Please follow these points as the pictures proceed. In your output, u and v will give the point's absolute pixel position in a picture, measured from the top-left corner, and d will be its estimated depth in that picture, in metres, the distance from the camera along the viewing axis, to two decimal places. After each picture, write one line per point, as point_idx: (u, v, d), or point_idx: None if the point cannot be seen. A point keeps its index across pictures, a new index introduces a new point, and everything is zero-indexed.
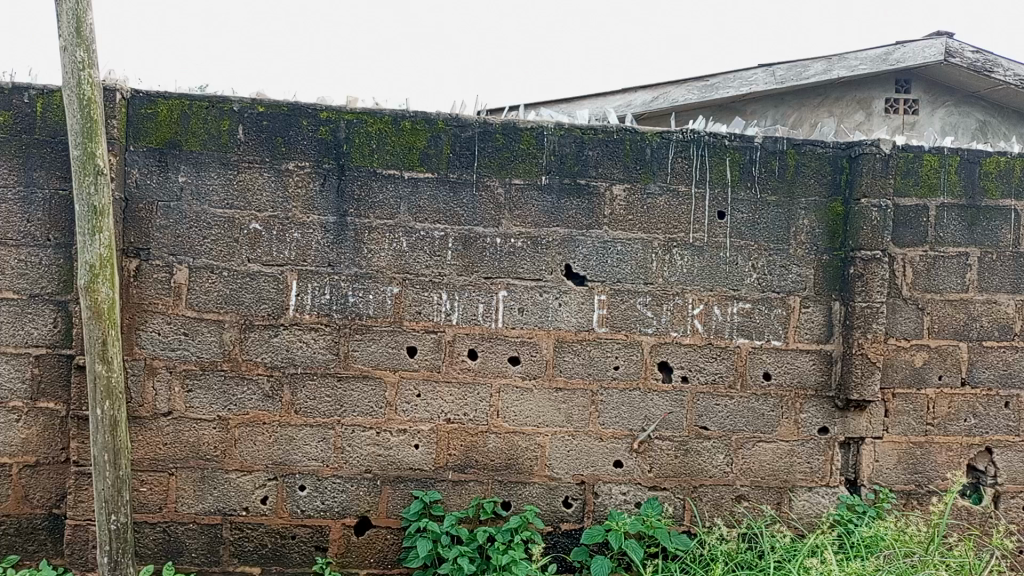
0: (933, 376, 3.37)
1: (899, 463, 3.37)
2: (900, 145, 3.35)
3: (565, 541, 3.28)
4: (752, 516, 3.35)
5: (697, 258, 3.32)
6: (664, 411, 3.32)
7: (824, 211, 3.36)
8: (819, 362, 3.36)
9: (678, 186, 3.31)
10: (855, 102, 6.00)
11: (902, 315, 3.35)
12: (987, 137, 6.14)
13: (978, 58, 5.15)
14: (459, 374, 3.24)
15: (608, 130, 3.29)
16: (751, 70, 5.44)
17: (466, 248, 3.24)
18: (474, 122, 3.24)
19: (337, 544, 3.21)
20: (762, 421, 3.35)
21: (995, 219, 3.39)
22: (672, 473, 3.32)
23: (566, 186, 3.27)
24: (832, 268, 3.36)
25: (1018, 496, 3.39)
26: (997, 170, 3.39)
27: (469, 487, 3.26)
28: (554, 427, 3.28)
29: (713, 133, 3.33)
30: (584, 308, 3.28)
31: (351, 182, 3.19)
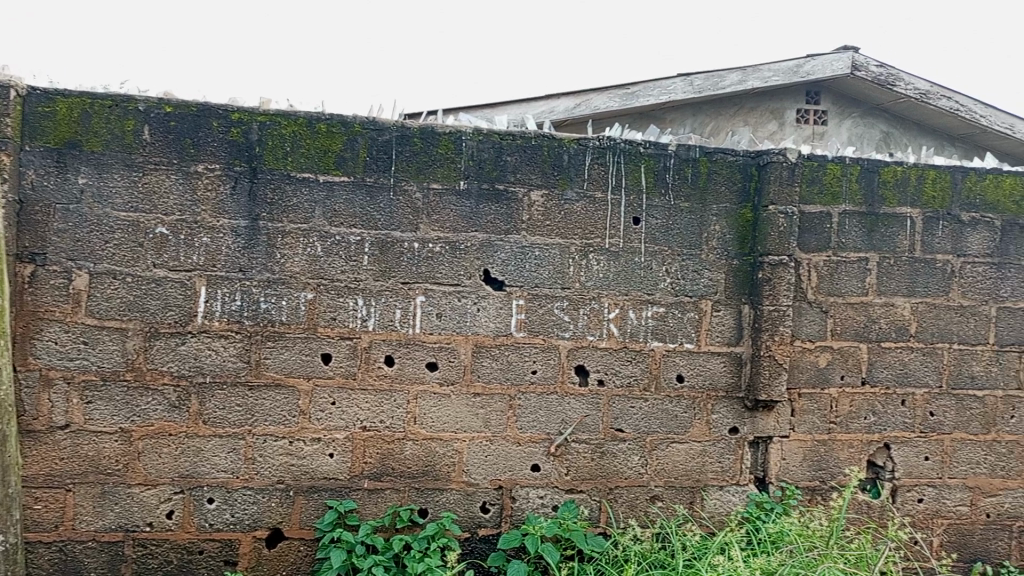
0: (836, 376, 3.51)
1: (805, 461, 3.50)
2: (805, 154, 3.48)
3: (483, 546, 3.29)
4: (665, 515, 3.42)
5: (612, 263, 3.37)
6: (581, 415, 3.36)
7: (734, 217, 3.47)
8: (729, 364, 3.46)
9: (594, 192, 3.35)
10: (768, 112, 6.25)
11: (807, 318, 3.48)
12: (891, 148, 6.44)
13: (881, 72, 5.38)
14: (375, 381, 3.20)
15: (526, 136, 3.30)
16: (670, 79, 5.59)
17: (382, 253, 3.20)
18: (391, 126, 3.22)
19: (248, 558, 3.13)
20: (675, 422, 3.42)
21: (893, 226, 3.55)
22: (588, 476, 3.37)
23: (484, 191, 3.27)
24: (742, 273, 3.47)
25: (913, 489, 3.56)
26: (895, 179, 3.55)
27: (385, 495, 3.22)
28: (472, 432, 3.28)
29: (628, 140, 3.39)
30: (502, 313, 3.29)
31: (263, 185, 3.11)
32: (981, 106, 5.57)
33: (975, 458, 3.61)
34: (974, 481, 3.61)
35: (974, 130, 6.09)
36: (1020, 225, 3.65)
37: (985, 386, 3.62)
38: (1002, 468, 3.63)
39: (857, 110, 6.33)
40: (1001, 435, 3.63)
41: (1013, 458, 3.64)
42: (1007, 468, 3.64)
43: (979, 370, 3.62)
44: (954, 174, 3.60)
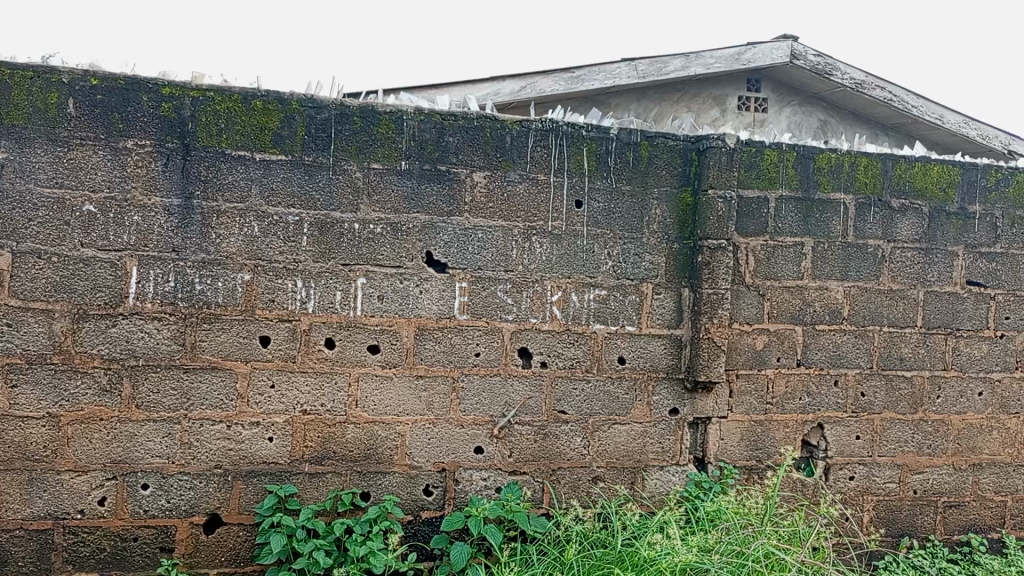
0: (772, 358, 3.59)
1: (742, 440, 3.58)
2: (743, 139, 3.53)
3: (426, 529, 3.28)
4: (607, 496, 3.46)
5: (555, 246, 3.38)
6: (523, 397, 3.37)
7: (674, 202, 3.50)
8: (670, 346, 3.51)
9: (537, 175, 3.35)
10: (711, 98, 6.36)
11: (745, 301, 3.55)
12: (827, 136, 6.60)
13: (818, 61, 5.51)
14: (315, 364, 3.15)
15: (468, 117, 3.27)
16: (614, 63, 5.61)
17: (322, 233, 3.14)
18: (331, 104, 3.15)
19: (185, 544, 3.06)
20: (617, 403, 3.46)
21: (827, 212, 3.64)
22: (531, 458, 3.38)
23: (426, 172, 3.24)
24: (682, 257, 3.51)
25: (845, 467, 3.68)
26: (829, 166, 3.64)
27: (326, 479, 3.18)
28: (414, 415, 3.25)
29: (571, 122, 3.39)
30: (445, 295, 3.27)
31: (197, 163, 3.02)
32: (912, 96, 5.73)
33: (904, 437, 3.75)
34: (902, 459, 3.75)
35: (907, 120, 6.27)
36: (945, 212, 3.78)
37: (913, 367, 3.75)
38: (928, 446, 3.78)
39: (795, 99, 6.47)
40: (927, 414, 3.78)
41: (938, 437, 3.79)
42: (933, 447, 3.78)
43: (907, 352, 3.75)
44: (884, 162, 3.71)
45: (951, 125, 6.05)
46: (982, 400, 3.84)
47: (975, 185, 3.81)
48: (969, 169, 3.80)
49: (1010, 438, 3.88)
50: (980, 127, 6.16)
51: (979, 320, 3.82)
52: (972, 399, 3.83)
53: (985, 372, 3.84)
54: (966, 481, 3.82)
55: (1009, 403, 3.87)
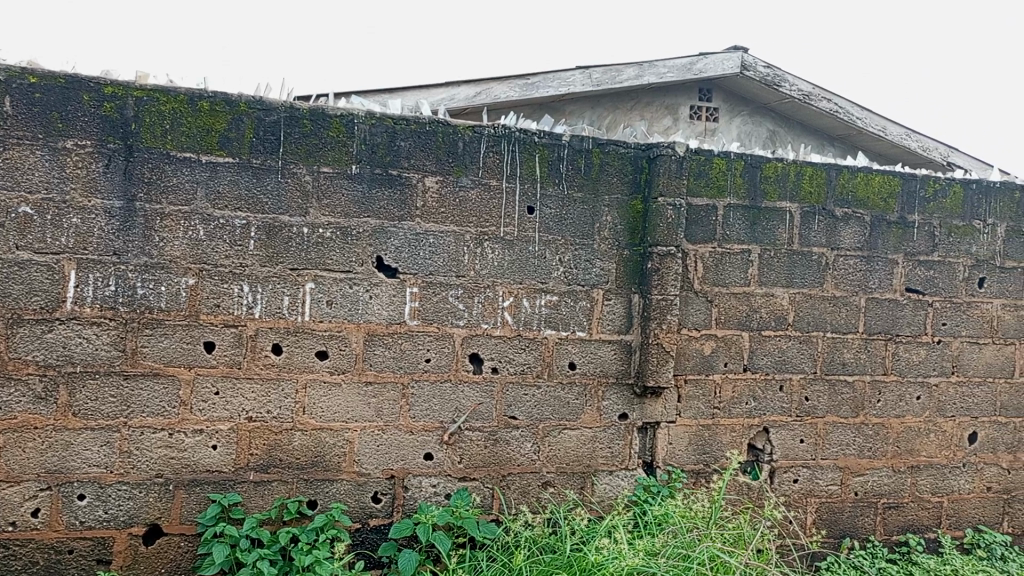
0: (720, 363, 3.65)
1: (690, 445, 3.62)
2: (693, 148, 3.58)
3: (374, 536, 3.25)
4: (556, 501, 3.47)
5: (507, 252, 3.38)
6: (474, 402, 3.36)
7: (625, 209, 3.54)
8: (619, 352, 3.54)
9: (489, 180, 3.35)
10: (664, 107, 6.48)
11: (693, 307, 3.60)
12: (776, 146, 6.75)
13: (768, 72, 5.66)
14: (261, 370, 3.10)
15: (420, 122, 3.26)
16: (569, 71, 5.66)
17: (269, 237, 3.09)
18: (280, 106, 3.11)
19: (123, 556, 2.97)
20: (567, 409, 3.48)
21: (773, 220, 3.71)
22: (481, 464, 3.38)
23: (377, 176, 3.21)
24: (632, 263, 3.55)
25: (790, 470, 3.75)
26: (775, 175, 3.71)
27: (272, 487, 3.13)
28: (362, 421, 3.22)
29: (523, 129, 3.40)
30: (395, 300, 3.25)
31: (139, 164, 2.95)
32: (857, 108, 5.89)
33: (846, 440, 3.84)
34: (844, 461, 3.84)
35: (852, 131, 6.44)
36: (886, 221, 3.89)
37: (855, 372, 3.85)
38: (869, 449, 3.88)
39: (745, 109, 6.61)
40: (868, 418, 3.88)
41: (879, 440, 3.89)
42: (873, 450, 3.88)
43: (849, 357, 3.84)
44: (828, 172, 3.80)
45: (893, 136, 6.23)
46: (920, 403, 3.95)
47: (915, 195, 3.92)
48: (908, 179, 3.92)
49: (947, 441, 3.99)
50: (920, 140, 6.35)
51: (917, 327, 3.94)
52: (911, 403, 3.94)
53: (923, 376, 3.95)
54: (905, 482, 3.93)
55: (946, 407, 3.99)
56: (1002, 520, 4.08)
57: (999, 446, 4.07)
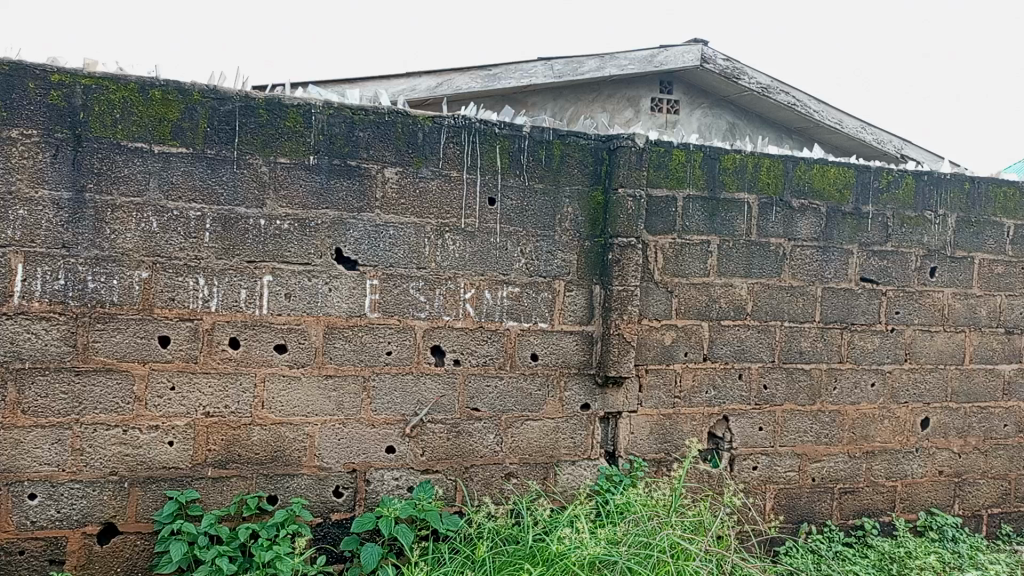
0: (680, 353, 3.68)
1: (651, 434, 3.66)
2: (653, 139, 3.60)
3: (336, 531, 3.22)
4: (519, 492, 3.47)
5: (468, 243, 3.37)
6: (436, 395, 3.34)
7: (586, 200, 3.54)
8: (581, 342, 3.55)
9: (449, 171, 3.33)
10: (625, 99, 6.50)
11: (653, 297, 3.63)
12: (735, 138, 6.82)
13: (728, 65, 5.87)
14: (218, 364, 3.05)
15: (379, 112, 3.22)
16: (531, 62, 5.66)
17: (225, 230, 3.04)
18: (235, 96, 3.05)
19: (77, 556, 2.90)
20: (530, 400, 3.48)
21: (732, 211, 3.75)
22: (443, 456, 3.36)
23: (335, 167, 3.17)
24: (593, 254, 3.56)
25: (749, 457, 3.81)
26: (734, 167, 3.75)
27: (231, 484, 3.08)
28: (323, 415, 3.19)
29: (483, 120, 3.38)
30: (355, 293, 3.22)
31: (89, 155, 2.87)
32: (814, 101, 5.98)
33: (803, 427, 3.91)
34: (801, 448, 3.91)
35: (809, 124, 6.54)
36: (842, 212, 3.95)
37: (812, 360, 3.92)
38: (825, 436, 3.95)
39: (705, 101, 6.67)
40: (825, 405, 3.95)
41: (835, 426, 3.96)
42: (829, 436, 3.96)
43: (806, 346, 3.90)
44: (786, 164, 3.85)
45: (849, 130, 6.35)
46: (875, 390, 4.04)
47: (869, 186, 4.00)
48: (863, 171, 3.99)
49: (900, 427, 4.09)
50: (875, 133, 6.48)
51: (872, 315, 4.02)
52: (865, 390, 4.02)
53: (878, 363, 4.04)
54: (860, 467, 4.01)
55: (899, 393, 4.08)
56: (953, 503, 4.19)
57: (950, 431, 4.18)
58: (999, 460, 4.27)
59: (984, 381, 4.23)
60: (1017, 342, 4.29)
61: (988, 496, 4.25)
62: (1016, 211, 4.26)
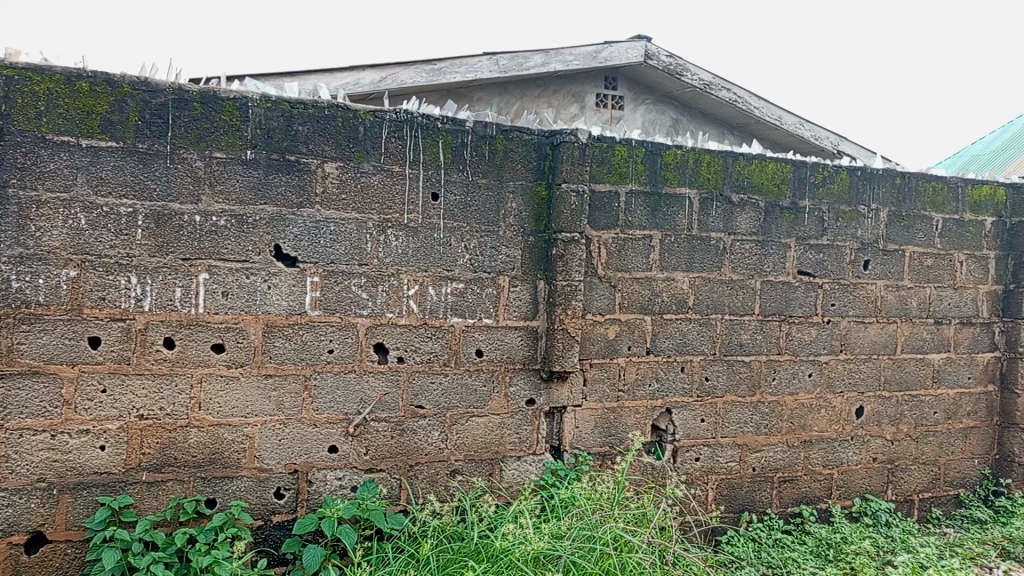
0: (624, 347, 3.72)
1: (596, 427, 3.68)
2: (595, 134, 3.62)
3: (277, 533, 3.16)
4: (465, 489, 3.46)
5: (411, 239, 3.33)
6: (379, 393, 3.31)
7: (530, 195, 3.54)
8: (526, 338, 3.56)
9: (391, 167, 3.29)
10: (570, 95, 6.53)
11: (597, 292, 3.66)
12: (679, 133, 6.93)
13: (670, 62, 6.04)
14: (153, 365, 2.96)
15: (318, 105, 3.16)
16: (476, 57, 5.64)
17: (159, 226, 2.95)
18: (167, 88, 2.96)
19: (2, 567, 2.79)
20: (475, 396, 3.47)
21: (673, 206, 3.80)
22: (387, 454, 3.33)
23: (273, 162, 3.10)
24: (538, 249, 3.56)
25: (691, 449, 3.87)
26: (675, 162, 3.79)
27: (167, 488, 3.00)
28: (262, 415, 3.12)
29: (426, 114, 3.35)
30: (295, 290, 3.16)
31: (12, 149, 2.77)
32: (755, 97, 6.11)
33: (744, 418, 3.99)
34: (742, 438, 3.99)
35: (750, 120, 6.68)
36: (779, 207, 4.03)
37: (752, 352, 3.99)
38: (765, 426, 4.04)
39: (650, 97, 6.76)
40: (764, 396, 4.03)
41: (773, 417, 4.05)
42: (768, 426, 4.04)
43: (746, 338, 3.98)
44: (725, 159, 3.90)
45: (788, 125, 6.51)
46: (812, 380, 4.14)
47: (805, 181, 4.09)
48: (799, 166, 4.07)
49: (836, 416, 4.20)
50: (813, 129, 6.66)
51: (809, 308, 4.12)
52: (803, 380, 4.12)
53: (815, 355, 4.14)
54: (798, 456, 4.11)
55: (835, 383, 4.19)
56: (886, 488, 4.33)
57: (883, 419, 4.31)
58: (929, 446, 4.43)
59: (915, 369, 4.38)
60: (946, 332, 4.45)
61: (919, 481, 4.41)
62: (945, 205, 4.41)
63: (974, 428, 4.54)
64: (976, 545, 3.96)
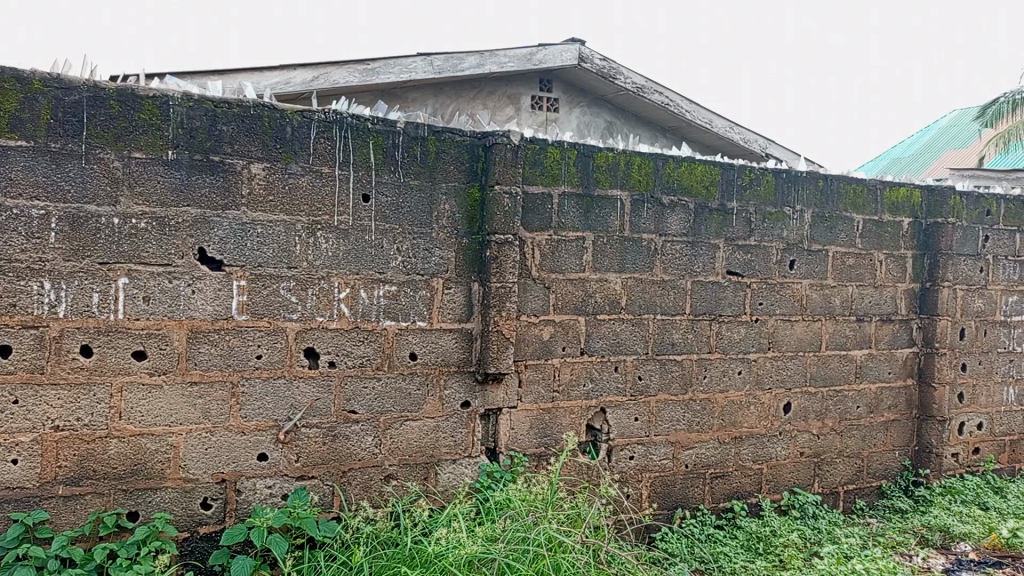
0: (558, 348, 3.73)
1: (531, 429, 3.69)
2: (528, 136, 3.62)
3: (204, 545, 3.06)
4: (399, 494, 3.42)
5: (342, 241, 3.28)
6: (310, 398, 3.24)
7: (463, 197, 3.52)
8: (460, 340, 3.54)
9: (320, 167, 3.22)
10: (506, 97, 6.54)
11: (531, 293, 3.66)
12: (613, 136, 7.02)
13: (604, 65, 6.16)
14: (68, 374, 2.84)
15: (244, 105, 3.08)
16: (410, 57, 5.59)
17: (74, 229, 2.83)
18: (81, 85, 2.85)
19: None
20: (409, 400, 3.44)
21: (606, 208, 3.83)
22: (320, 461, 3.27)
23: (197, 162, 3.01)
24: (471, 252, 3.54)
25: (625, 448, 3.92)
26: (607, 164, 3.82)
27: (85, 502, 2.88)
28: (187, 424, 3.02)
29: (355, 115, 3.30)
30: (221, 295, 3.07)
31: None
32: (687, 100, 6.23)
33: (676, 416, 4.05)
34: (674, 436, 4.05)
35: (682, 123, 6.82)
36: (708, 208, 4.11)
37: (683, 351, 4.06)
38: (697, 423, 4.11)
39: (584, 100, 6.82)
40: (696, 394, 4.11)
41: (705, 414, 4.13)
42: (700, 424, 4.12)
43: (677, 337, 4.04)
44: (656, 161, 3.95)
45: (718, 129, 6.67)
46: (741, 377, 4.23)
47: (733, 183, 4.17)
48: (727, 169, 4.16)
49: (765, 412, 4.30)
50: (742, 133, 6.84)
51: (738, 307, 4.21)
52: (733, 377, 4.21)
53: (744, 352, 4.24)
54: (729, 453, 4.20)
55: (764, 379, 4.30)
56: (813, 482, 4.46)
57: (809, 414, 4.44)
58: (853, 439, 4.58)
59: (839, 365, 4.52)
60: (867, 329, 4.61)
61: (844, 474, 4.55)
62: (865, 206, 4.57)
63: (894, 421, 4.71)
64: (897, 534, 4.12)
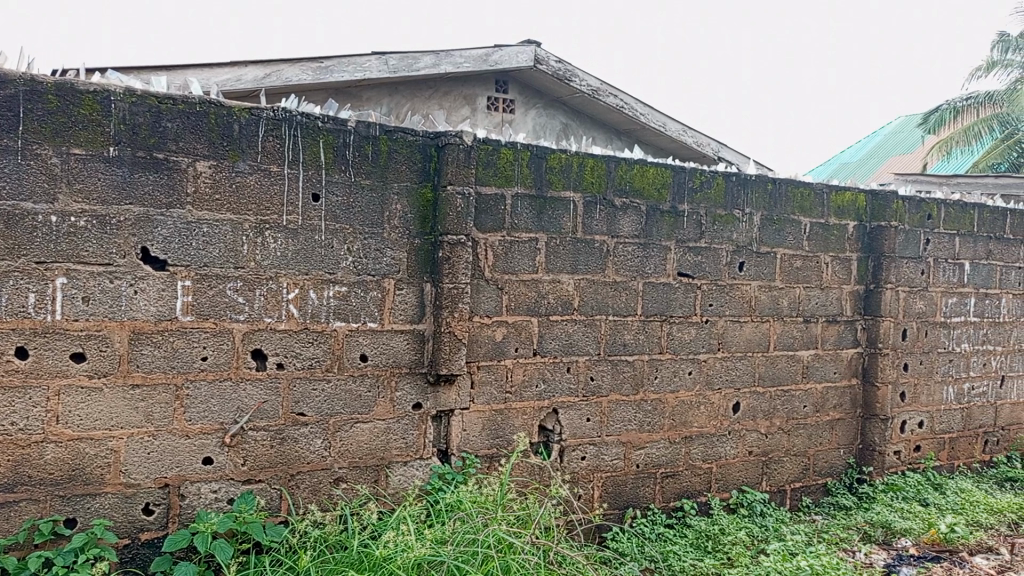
0: (511, 349, 3.73)
1: (483, 430, 3.68)
2: (480, 137, 3.61)
3: (146, 551, 2.99)
4: (348, 497, 3.38)
5: (291, 241, 3.23)
6: (258, 401, 3.18)
7: (415, 197, 3.50)
8: (412, 342, 3.51)
9: (269, 166, 3.17)
10: (462, 97, 6.52)
11: (484, 294, 3.65)
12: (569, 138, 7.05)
13: (559, 67, 6.21)
14: (2, 377, 2.75)
15: (189, 101, 3.01)
16: (365, 56, 5.54)
17: (8, 227, 2.74)
18: (18, 79, 2.75)
19: None
20: (359, 402, 3.40)
21: (558, 209, 3.84)
22: (267, 464, 3.21)
23: (140, 160, 2.93)
24: (423, 252, 3.52)
25: (577, 448, 3.93)
26: (560, 166, 3.83)
27: (19, 509, 2.79)
28: (129, 428, 2.95)
29: (305, 113, 3.25)
30: (165, 295, 3.00)
31: None
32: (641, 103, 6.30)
33: (628, 416, 4.08)
34: (626, 437, 4.08)
35: (635, 126, 6.89)
36: (659, 210, 4.15)
37: (635, 351, 4.09)
38: (648, 423, 4.15)
39: (540, 102, 6.84)
40: (647, 394, 4.14)
41: (656, 414, 4.17)
42: (651, 424, 4.15)
43: (629, 338, 4.07)
44: (608, 163, 3.97)
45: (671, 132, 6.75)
46: (691, 377, 4.28)
47: (684, 186, 4.22)
48: (678, 172, 4.20)
49: (714, 412, 4.37)
50: (695, 137, 6.93)
51: (688, 308, 4.26)
52: (683, 378, 4.25)
53: (694, 353, 4.29)
54: (679, 452, 4.25)
55: (713, 380, 4.36)
56: (761, 480, 4.54)
57: (758, 413, 4.51)
58: (800, 438, 4.67)
59: (786, 365, 4.61)
60: (814, 330, 4.71)
61: (791, 472, 4.64)
62: (812, 210, 4.66)
63: (840, 419, 4.82)
64: (840, 531, 4.22)
